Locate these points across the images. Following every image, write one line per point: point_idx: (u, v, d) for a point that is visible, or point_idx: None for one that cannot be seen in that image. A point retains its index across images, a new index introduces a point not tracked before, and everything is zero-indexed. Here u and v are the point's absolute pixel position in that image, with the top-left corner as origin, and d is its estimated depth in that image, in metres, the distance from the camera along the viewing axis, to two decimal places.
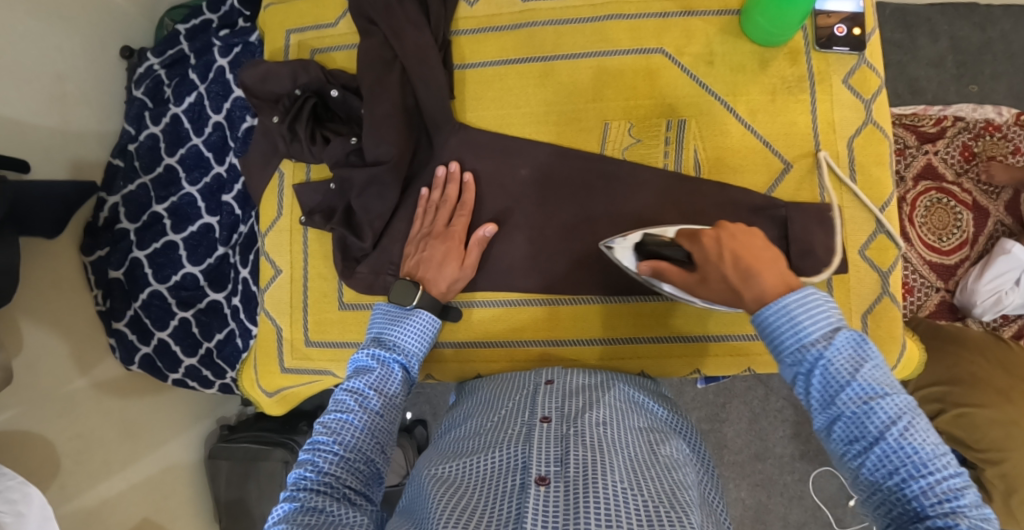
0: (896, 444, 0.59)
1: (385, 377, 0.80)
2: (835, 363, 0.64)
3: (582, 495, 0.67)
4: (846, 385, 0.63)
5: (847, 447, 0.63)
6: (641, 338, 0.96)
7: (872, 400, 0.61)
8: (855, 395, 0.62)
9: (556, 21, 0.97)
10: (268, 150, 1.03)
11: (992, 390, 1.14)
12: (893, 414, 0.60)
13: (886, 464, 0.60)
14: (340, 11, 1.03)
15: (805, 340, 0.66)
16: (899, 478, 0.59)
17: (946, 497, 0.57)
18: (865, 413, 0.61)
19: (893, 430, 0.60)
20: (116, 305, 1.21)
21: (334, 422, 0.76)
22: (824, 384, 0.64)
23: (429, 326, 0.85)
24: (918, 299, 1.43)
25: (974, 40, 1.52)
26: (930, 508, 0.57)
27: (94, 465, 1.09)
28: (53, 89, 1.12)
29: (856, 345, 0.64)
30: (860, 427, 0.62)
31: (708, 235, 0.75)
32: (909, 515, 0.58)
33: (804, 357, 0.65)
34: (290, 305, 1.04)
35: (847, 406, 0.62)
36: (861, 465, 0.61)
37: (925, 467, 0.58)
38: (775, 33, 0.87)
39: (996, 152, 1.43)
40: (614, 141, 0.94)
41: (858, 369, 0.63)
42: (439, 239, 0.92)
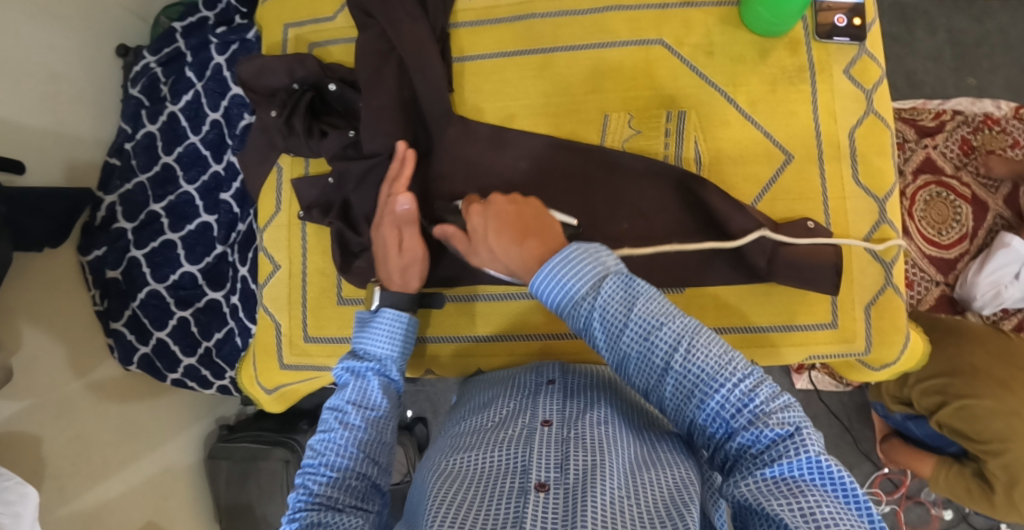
0: (684, 369, 0.65)
1: (362, 388, 0.80)
2: (609, 310, 0.68)
3: (581, 499, 0.66)
4: (626, 328, 0.67)
5: (649, 382, 0.68)
6: None
7: (650, 334, 0.66)
8: (635, 334, 0.66)
9: (554, 13, 0.96)
10: (265, 145, 1.03)
11: (992, 381, 1.13)
12: (673, 338, 0.65)
13: (682, 390, 0.65)
14: (337, 5, 1.02)
15: (577, 298, 0.70)
16: (700, 398, 0.64)
17: (744, 403, 0.62)
18: (648, 348, 0.66)
19: (677, 356, 0.65)
20: (114, 305, 1.20)
21: (321, 444, 0.75)
22: (610, 332, 0.68)
23: (396, 323, 0.84)
24: (918, 293, 1.43)
25: (973, 32, 1.52)
26: (730, 418, 0.63)
27: (92, 467, 1.08)
28: (47, 89, 1.11)
29: (623, 287, 0.68)
30: (649, 361, 0.67)
31: (477, 210, 0.82)
32: (722, 429, 0.64)
33: (581, 313, 0.69)
34: (288, 301, 1.03)
35: (631, 346, 0.67)
36: (666, 395, 0.67)
37: (715, 380, 0.63)
38: (774, 23, 0.86)
39: (995, 145, 1.43)
40: (614, 133, 0.94)
41: (631, 309, 0.67)
42: (378, 228, 0.89)
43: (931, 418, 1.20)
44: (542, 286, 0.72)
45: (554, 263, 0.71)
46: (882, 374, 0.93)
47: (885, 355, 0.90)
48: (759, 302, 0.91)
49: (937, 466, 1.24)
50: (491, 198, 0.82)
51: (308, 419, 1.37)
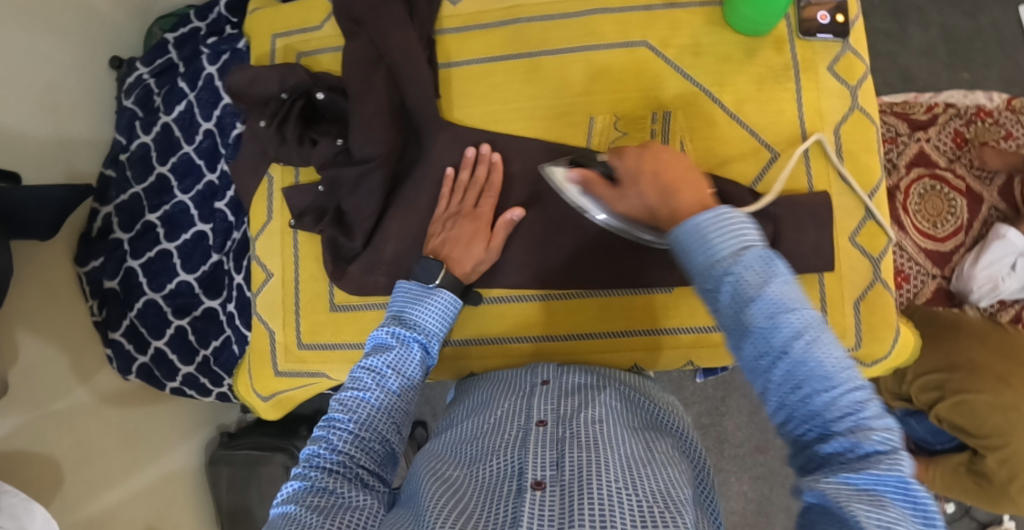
0: (801, 358, 0.52)
1: (404, 356, 0.79)
2: (740, 276, 0.55)
3: (577, 495, 0.66)
4: (754, 299, 0.53)
5: (753, 366, 0.54)
6: (634, 331, 0.96)
7: (778, 313, 0.53)
8: (763, 309, 0.52)
9: (540, 17, 0.97)
10: (257, 154, 1.03)
11: (990, 376, 1.13)
12: (801, 327, 0.52)
13: (791, 382, 0.52)
14: (325, 14, 1.03)
15: (710, 257, 0.56)
16: (808, 398, 0.51)
17: (852, 414, 0.50)
18: (771, 328, 0.53)
19: (799, 343, 0.52)
20: (112, 315, 1.21)
21: (351, 400, 0.75)
22: (731, 300, 0.55)
23: (451, 306, 0.84)
24: (913, 287, 1.43)
25: (964, 26, 1.52)
26: (836, 426, 0.50)
27: (93, 476, 1.09)
28: (43, 101, 1.12)
29: (765, 258, 0.55)
30: (766, 343, 0.53)
31: (633, 153, 0.71)
32: (816, 435, 0.52)
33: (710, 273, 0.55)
34: (282, 309, 1.04)
35: (754, 320, 0.53)
36: (768, 385, 0.53)
37: (835, 384, 0.51)
38: (759, 22, 0.87)
39: (989, 138, 1.43)
40: (600, 135, 0.94)
41: (765, 283, 0.54)
42: (467, 219, 0.91)
43: (930, 413, 1.20)
44: (682, 234, 0.58)
45: (699, 217, 0.57)
46: (875, 370, 0.92)
47: (876, 350, 0.90)
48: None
49: (933, 465, 1.24)
50: (649, 142, 0.71)
51: (308, 424, 1.38)
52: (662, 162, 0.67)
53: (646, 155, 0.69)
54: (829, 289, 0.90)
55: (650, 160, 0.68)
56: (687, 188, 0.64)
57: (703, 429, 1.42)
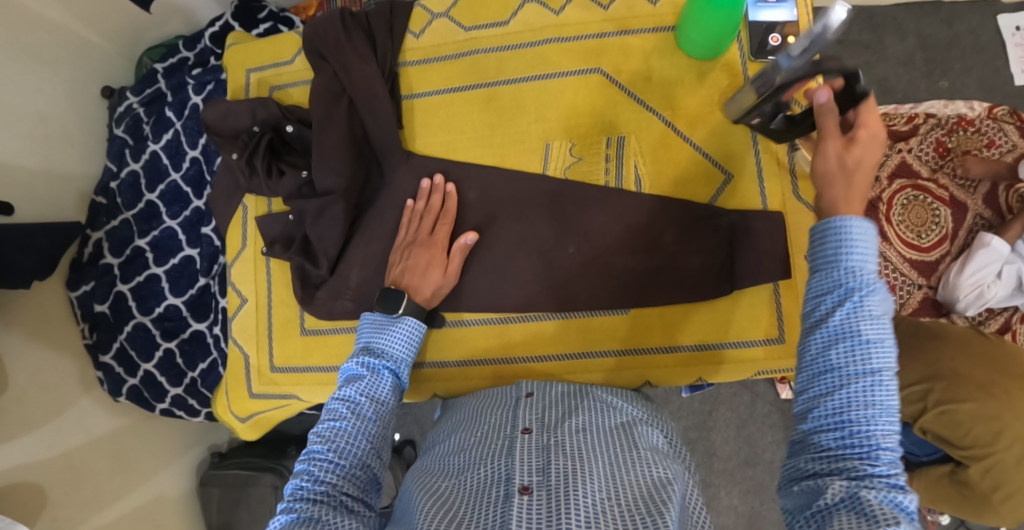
0: (882, 382, 0.62)
1: (375, 384, 0.81)
2: (869, 298, 0.64)
3: (563, 501, 0.70)
4: (872, 318, 0.63)
5: (838, 368, 0.63)
6: (591, 353, 0.97)
7: (885, 342, 0.63)
8: (879, 327, 0.63)
9: (497, 48, 1.00)
10: (231, 184, 1.06)
11: (972, 385, 1.14)
12: (890, 364, 0.63)
13: (866, 396, 0.61)
14: (295, 49, 1.07)
15: (862, 264, 0.66)
16: (874, 417, 0.61)
17: (894, 456, 0.60)
18: (872, 346, 0.63)
19: (885, 371, 0.62)
20: (103, 338, 1.25)
21: (329, 430, 0.76)
22: (853, 312, 0.64)
23: (416, 331, 0.86)
24: (899, 298, 1.43)
25: (942, 36, 1.53)
26: (883, 455, 0.60)
27: (84, 497, 1.12)
28: (34, 132, 1.16)
29: (887, 302, 0.66)
30: (862, 353, 0.63)
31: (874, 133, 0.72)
32: (861, 453, 0.60)
33: (860, 275, 0.65)
34: (256, 332, 1.07)
35: (865, 330, 0.63)
36: (844, 388, 0.62)
37: (892, 417, 0.61)
38: (707, 47, 0.89)
39: (970, 146, 1.45)
40: (556, 160, 0.97)
41: (884, 312, 0.64)
42: (424, 247, 0.93)
43: (914, 425, 1.20)
44: (845, 228, 0.67)
45: (869, 226, 0.67)
46: None
47: None
48: (702, 319, 0.94)
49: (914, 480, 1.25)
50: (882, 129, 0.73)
51: (296, 444, 1.41)
52: (866, 158, 0.72)
53: (871, 148, 0.72)
54: (784, 306, 0.91)
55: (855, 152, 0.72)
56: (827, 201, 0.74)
57: (691, 444, 1.43)
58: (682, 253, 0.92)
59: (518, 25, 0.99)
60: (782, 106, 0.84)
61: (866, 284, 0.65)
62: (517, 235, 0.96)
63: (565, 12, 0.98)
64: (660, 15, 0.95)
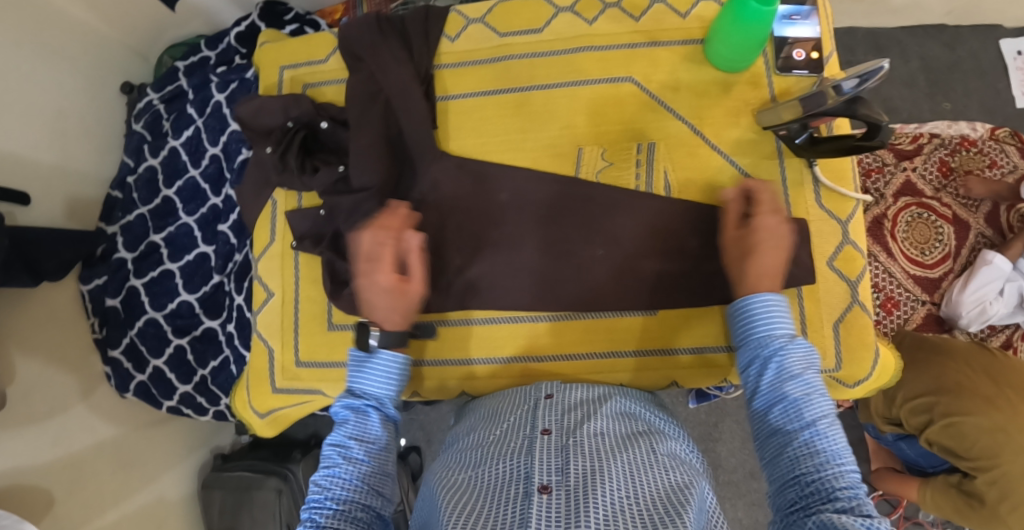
0: (822, 429, 0.70)
1: (363, 424, 0.82)
2: (790, 361, 0.75)
3: (581, 501, 0.71)
4: (794, 376, 0.74)
5: (780, 428, 0.72)
6: (620, 352, 0.98)
7: (813, 394, 0.72)
8: (802, 385, 0.73)
9: (530, 54, 1.02)
10: (260, 180, 1.08)
11: (978, 398, 1.15)
12: (824, 413, 0.71)
13: (810, 444, 0.69)
14: (330, 49, 1.08)
15: (774, 334, 0.78)
16: (820, 459, 0.68)
17: (854, 487, 0.66)
18: (801, 400, 0.72)
19: (822, 418, 0.71)
20: (112, 334, 1.26)
21: (324, 478, 0.77)
22: (777, 375, 0.75)
23: (393, 365, 0.86)
24: (904, 313, 1.44)
25: (945, 58, 1.57)
26: (841, 491, 0.66)
27: (86, 496, 1.11)
28: (52, 127, 1.17)
29: (809, 357, 0.76)
30: (796, 409, 0.72)
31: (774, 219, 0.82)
32: (821, 494, 0.66)
33: (771, 344, 0.77)
34: (280, 327, 1.07)
35: (791, 390, 0.73)
36: (789, 443, 0.71)
37: (839, 457, 0.68)
38: (735, 59, 0.92)
39: (973, 166, 1.48)
40: (588, 165, 0.98)
41: (807, 369, 0.74)
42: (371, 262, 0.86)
43: (921, 437, 1.22)
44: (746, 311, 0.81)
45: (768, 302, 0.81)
46: (858, 391, 0.95)
47: (856, 372, 0.92)
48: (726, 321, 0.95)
49: (923, 488, 1.27)
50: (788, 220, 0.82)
51: (303, 448, 1.40)
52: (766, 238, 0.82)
53: (773, 229, 0.82)
54: (807, 310, 0.93)
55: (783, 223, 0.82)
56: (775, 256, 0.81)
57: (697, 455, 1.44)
58: (705, 259, 0.94)
59: (549, 34, 1.02)
60: (808, 126, 0.88)
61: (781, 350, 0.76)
62: (546, 236, 0.98)
63: (597, 23, 1.00)
64: (688, 29, 0.98)
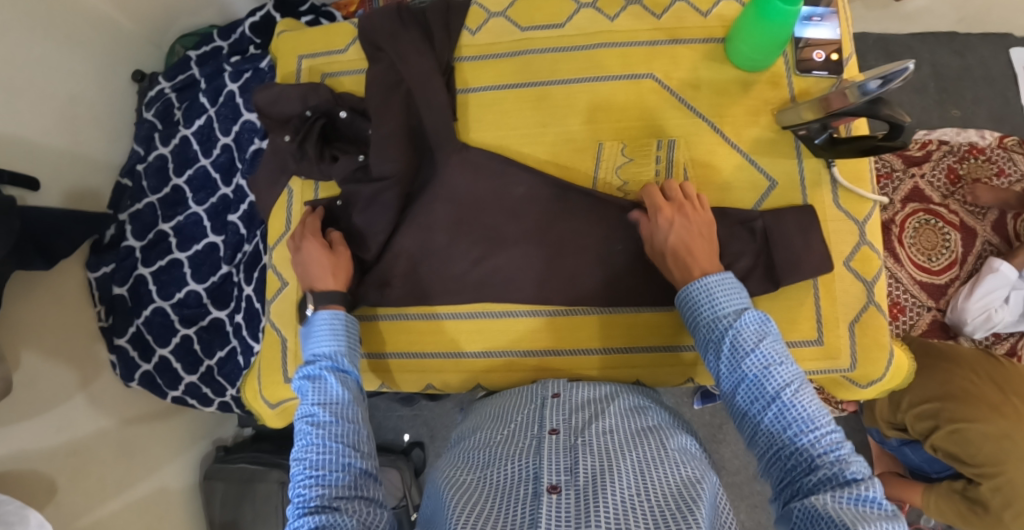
0: (788, 400, 0.70)
1: (323, 388, 0.83)
2: (743, 336, 0.75)
3: (592, 500, 0.71)
4: (749, 353, 0.73)
5: (751, 407, 0.72)
6: (635, 348, 1.00)
7: (772, 366, 0.71)
8: (757, 360, 0.72)
9: (551, 49, 1.02)
10: (276, 169, 1.08)
11: (984, 405, 1.16)
12: (788, 380, 0.71)
13: (782, 418, 0.70)
14: (349, 39, 1.09)
15: (724, 315, 0.77)
16: (793, 432, 0.68)
17: (831, 450, 0.66)
18: (762, 375, 0.72)
19: (785, 389, 0.70)
20: (118, 322, 1.25)
21: (300, 449, 0.78)
22: (733, 355, 0.74)
23: (336, 321, 0.90)
24: (909, 319, 1.46)
25: (955, 65, 1.58)
26: (820, 460, 0.66)
27: (88, 485, 1.10)
28: (63, 113, 1.17)
29: (762, 323, 0.75)
30: (760, 386, 0.72)
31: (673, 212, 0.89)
32: (803, 466, 0.67)
33: (721, 328, 0.76)
34: (294, 318, 1.07)
35: (750, 369, 0.72)
36: (761, 422, 0.71)
37: (812, 422, 0.68)
38: (756, 58, 0.92)
39: (981, 174, 1.48)
40: (608, 160, 0.99)
41: (761, 340, 0.73)
42: (310, 236, 0.98)
43: (925, 443, 1.22)
44: (693, 299, 0.81)
45: (709, 281, 0.80)
46: (869, 392, 0.96)
47: (870, 371, 0.94)
48: None
49: (926, 493, 1.26)
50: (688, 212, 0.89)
51: None
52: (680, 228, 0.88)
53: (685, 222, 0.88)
54: (823, 309, 0.94)
55: (688, 214, 0.88)
56: (702, 248, 0.86)
57: None
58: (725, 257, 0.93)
59: (571, 29, 1.02)
60: (830, 126, 0.89)
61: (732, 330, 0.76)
62: (570, 229, 1.00)
63: (619, 19, 1.00)
64: (710, 27, 0.98)
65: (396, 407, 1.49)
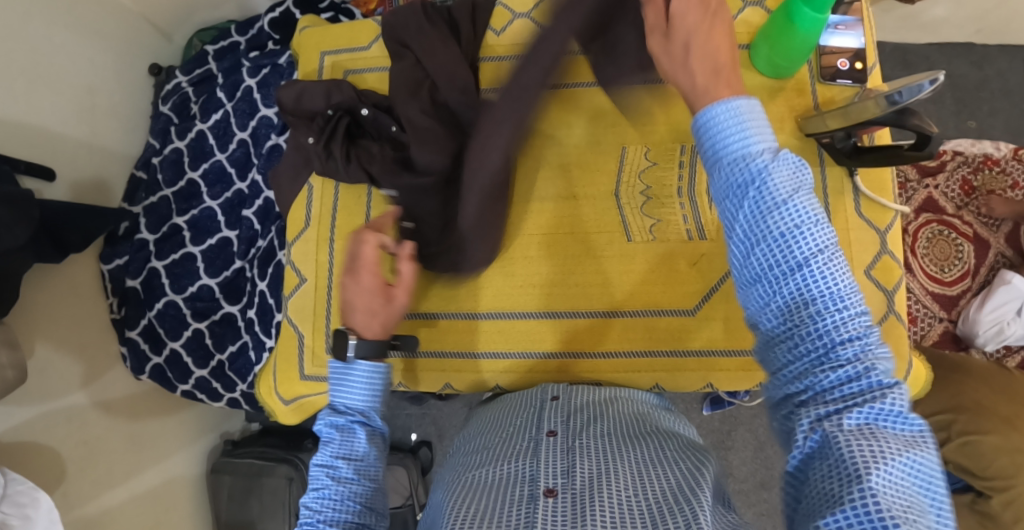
0: (817, 272, 0.57)
1: (349, 442, 0.79)
2: (772, 182, 0.59)
3: (590, 501, 0.70)
4: (779, 207, 0.58)
5: (765, 274, 0.59)
6: (657, 352, 1.01)
7: (803, 227, 0.57)
8: (788, 217, 0.57)
9: None
10: (298, 163, 1.09)
11: (995, 417, 1.16)
12: (819, 247, 0.57)
13: (804, 296, 0.57)
14: (373, 36, 1.10)
15: (748, 152, 0.60)
16: (817, 317, 0.56)
17: (858, 343, 0.56)
18: (788, 238, 0.58)
19: (816, 257, 0.57)
20: (130, 314, 1.25)
21: (315, 502, 0.76)
22: (757, 207, 0.59)
23: (373, 375, 0.83)
24: (921, 329, 1.45)
25: (972, 77, 1.57)
26: (843, 352, 0.56)
27: (96, 475, 1.10)
28: (83, 103, 1.17)
29: (793, 166, 0.59)
30: (784, 251, 0.58)
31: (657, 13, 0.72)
32: (819, 357, 0.57)
33: (746, 167, 0.60)
34: (312, 313, 1.09)
35: (776, 226, 0.58)
36: (776, 294, 0.58)
37: (841, 304, 0.56)
38: (782, 66, 0.93)
39: (996, 186, 1.45)
40: (631, 164, 1.03)
41: (794, 191, 0.58)
42: (364, 272, 0.85)
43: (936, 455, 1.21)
44: (711, 127, 0.63)
45: (733, 105, 0.62)
46: None
47: None
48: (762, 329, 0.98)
49: None
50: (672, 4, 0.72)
51: (313, 438, 1.39)
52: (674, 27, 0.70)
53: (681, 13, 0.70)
54: None
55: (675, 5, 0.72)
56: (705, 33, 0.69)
57: None
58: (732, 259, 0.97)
59: None
60: (854, 134, 0.89)
61: (757, 173, 0.60)
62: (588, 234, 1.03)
63: None
64: (736, 33, 0.99)
65: (405, 405, 1.49)
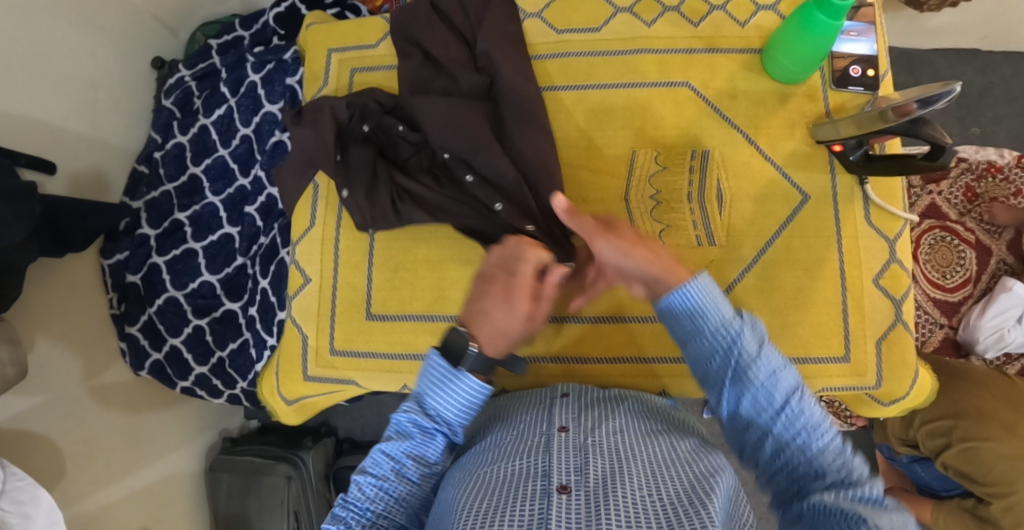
0: (795, 409, 0.65)
1: (425, 447, 0.78)
2: (743, 344, 0.69)
3: (604, 500, 0.69)
4: (755, 362, 0.68)
5: (755, 418, 0.67)
6: (665, 358, 1.00)
7: (775, 374, 0.67)
8: (763, 369, 0.67)
9: (588, 52, 1.02)
10: (303, 162, 1.06)
11: (997, 424, 1.15)
12: (790, 387, 0.67)
13: (789, 428, 0.65)
14: (380, 34, 1.10)
15: (717, 323, 0.70)
16: (802, 442, 0.64)
17: (839, 453, 0.63)
18: (765, 385, 0.67)
19: (791, 397, 0.66)
20: (130, 310, 1.24)
21: (370, 489, 0.75)
22: (734, 365, 0.69)
23: (475, 397, 0.77)
24: (922, 336, 1.45)
25: (977, 83, 1.57)
26: (829, 465, 0.62)
27: (94, 470, 1.09)
28: (84, 96, 1.16)
29: (756, 328, 0.70)
30: (766, 396, 0.67)
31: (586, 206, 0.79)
32: (810, 473, 0.63)
33: (720, 336, 0.70)
34: (317, 313, 1.09)
35: (756, 380, 0.67)
36: (767, 433, 0.67)
37: (816, 427, 0.64)
38: (794, 71, 0.93)
39: (998, 193, 1.45)
40: (641, 167, 0.99)
41: (761, 346, 0.68)
42: (499, 283, 0.77)
43: (936, 460, 1.21)
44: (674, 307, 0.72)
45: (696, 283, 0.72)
46: (891, 409, 0.97)
47: (895, 389, 0.94)
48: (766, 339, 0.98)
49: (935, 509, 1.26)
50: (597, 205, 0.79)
51: (313, 437, 1.39)
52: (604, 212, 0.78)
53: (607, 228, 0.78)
54: (852, 326, 0.94)
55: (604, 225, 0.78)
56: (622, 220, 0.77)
57: None
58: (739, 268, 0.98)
59: (609, 34, 1.02)
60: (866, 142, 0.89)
61: (729, 338, 0.70)
62: None
63: (656, 25, 1.00)
64: (747, 37, 0.98)
65: None
